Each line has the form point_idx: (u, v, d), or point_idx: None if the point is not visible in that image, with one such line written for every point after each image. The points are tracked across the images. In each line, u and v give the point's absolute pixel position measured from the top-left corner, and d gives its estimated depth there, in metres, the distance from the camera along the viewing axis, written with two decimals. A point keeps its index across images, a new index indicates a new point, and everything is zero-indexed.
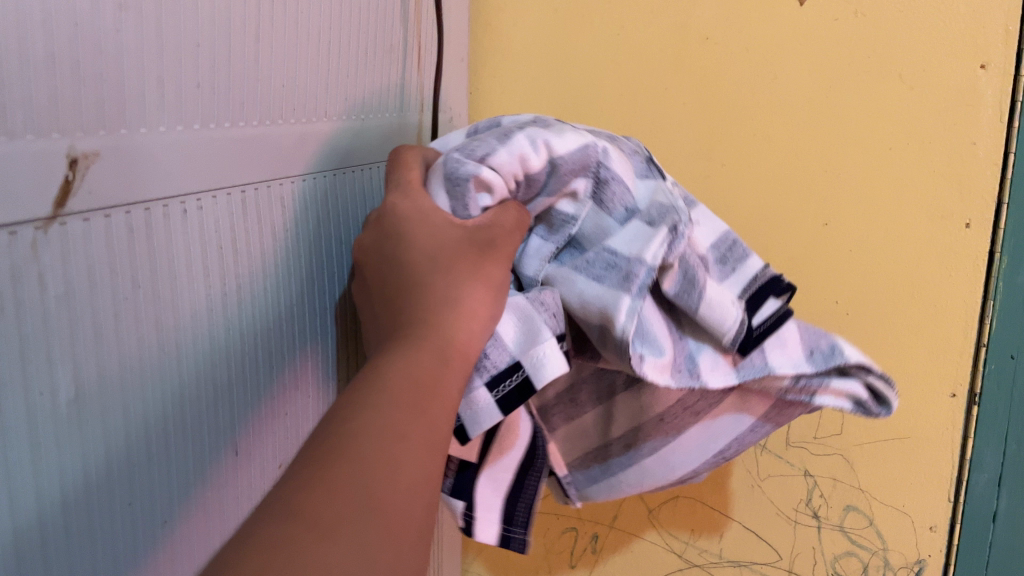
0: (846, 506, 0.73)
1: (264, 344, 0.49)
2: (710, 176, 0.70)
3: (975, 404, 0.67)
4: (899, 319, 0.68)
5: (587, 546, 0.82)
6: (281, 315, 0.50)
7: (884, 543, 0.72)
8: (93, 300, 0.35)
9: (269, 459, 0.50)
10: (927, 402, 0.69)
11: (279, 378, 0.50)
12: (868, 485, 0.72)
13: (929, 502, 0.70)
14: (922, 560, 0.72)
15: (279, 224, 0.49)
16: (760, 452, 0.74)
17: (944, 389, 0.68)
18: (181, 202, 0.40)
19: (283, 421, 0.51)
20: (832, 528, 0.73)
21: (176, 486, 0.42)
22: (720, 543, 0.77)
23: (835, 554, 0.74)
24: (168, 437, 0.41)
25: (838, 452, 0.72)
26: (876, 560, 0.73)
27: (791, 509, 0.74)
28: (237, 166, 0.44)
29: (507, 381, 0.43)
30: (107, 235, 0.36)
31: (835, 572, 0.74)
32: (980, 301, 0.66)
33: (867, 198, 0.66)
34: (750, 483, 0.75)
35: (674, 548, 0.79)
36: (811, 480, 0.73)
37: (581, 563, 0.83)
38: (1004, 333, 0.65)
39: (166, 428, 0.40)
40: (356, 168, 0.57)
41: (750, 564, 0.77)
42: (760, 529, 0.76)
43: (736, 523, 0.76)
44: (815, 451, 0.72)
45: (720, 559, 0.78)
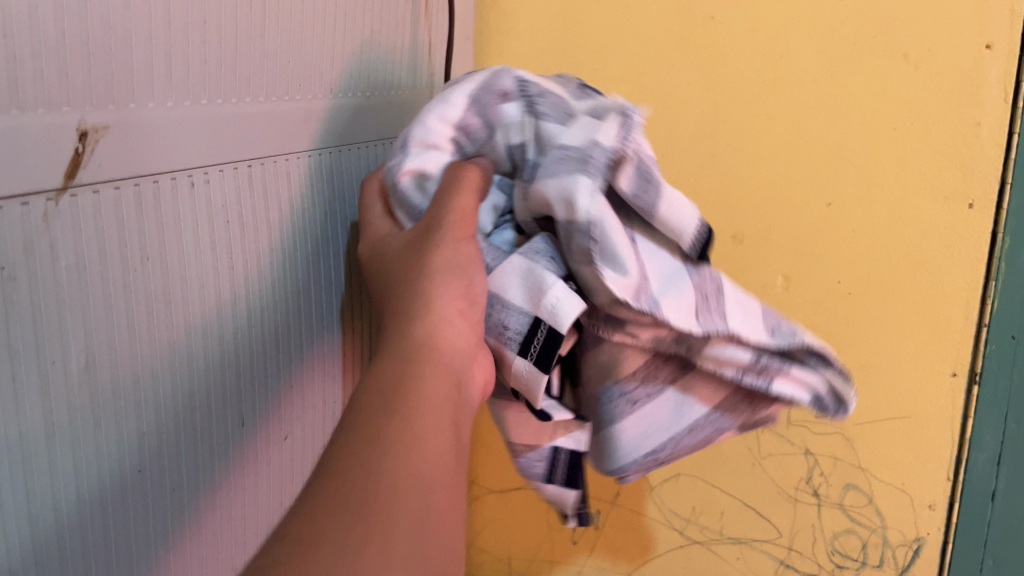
0: (846, 484, 0.73)
1: (271, 318, 0.49)
2: (713, 156, 0.70)
3: (975, 384, 0.68)
4: (901, 299, 0.68)
5: (589, 523, 0.84)
6: (289, 290, 0.51)
7: (883, 521, 0.73)
8: (103, 270, 0.36)
9: (276, 431, 0.51)
10: (928, 381, 0.69)
11: (287, 352, 0.51)
12: (868, 463, 0.72)
13: (928, 480, 0.71)
14: (921, 538, 0.72)
15: (285, 199, 0.49)
16: (762, 431, 0.75)
17: (945, 368, 0.69)
18: (188, 175, 0.41)
19: (290, 395, 0.52)
20: (832, 506, 0.74)
21: (185, 456, 0.43)
22: (721, 520, 0.78)
23: (835, 532, 0.75)
24: (176, 407, 0.42)
25: (838, 431, 0.73)
26: (875, 538, 0.74)
27: (791, 487, 0.75)
28: (243, 140, 0.44)
29: (534, 343, 0.44)
30: (116, 207, 0.36)
31: (835, 549, 0.75)
32: (982, 282, 0.66)
33: (870, 179, 0.67)
34: (750, 461, 0.76)
35: (675, 525, 0.80)
36: (811, 458, 0.74)
37: (583, 539, 0.84)
38: (1005, 313, 0.66)
39: (175, 398, 0.41)
40: (362, 144, 0.58)
41: (750, 541, 0.78)
42: (760, 507, 0.77)
43: (737, 501, 0.77)
44: (815, 430, 0.73)
45: (721, 536, 0.79)
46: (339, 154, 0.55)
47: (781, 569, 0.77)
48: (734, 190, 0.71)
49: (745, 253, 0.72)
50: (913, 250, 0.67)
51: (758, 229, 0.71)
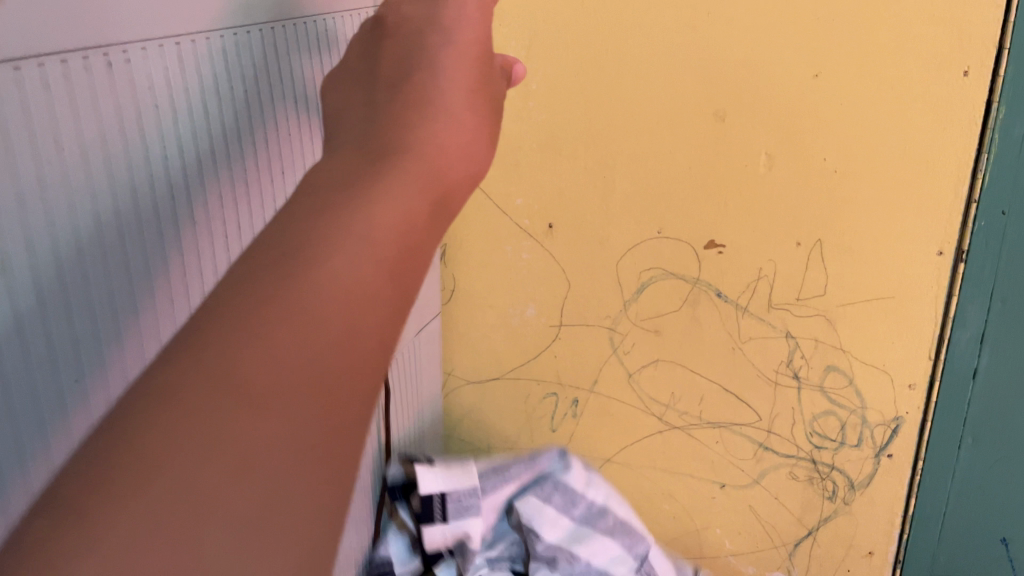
0: (828, 366, 0.72)
1: (218, 209, 0.45)
2: (694, 27, 0.65)
3: (962, 262, 0.66)
4: (888, 174, 0.65)
5: (568, 411, 0.82)
6: (242, 183, 0.47)
7: (862, 401, 0.72)
8: (11, 163, 0.32)
9: None
10: (913, 259, 0.67)
11: (240, 241, 0.48)
12: (850, 344, 0.71)
13: (909, 360, 0.70)
14: (900, 417, 0.72)
15: (228, 80, 0.44)
16: (742, 315, 0.73)
17: (932, 247, 0.66)
18: (103, 53, 0.36)
19: None
20: (812, 388, 0.73)
21: (126, 360, 0.40)
22: (701, 405, 0.77)
23: (814, 414, 0.74)
24: (113, 310, 0.39)
25: (820, 313, 0.71)
26: (853, 419, 0.73)
27: (771, 371, 0.74)
28: (169, 9, 0.40)
29: None
30: (21, 93, 0.32)
31: (814, 431, 0.75)
32: (974, 155, 0.63)
33: (860, 47, 0.62)
34: (730, 346, 0.74)
35: (653, 410, 0.79)
36: (792, 341, 0.72)
37: (563, 427, 0.83)
38: (996, 188, 0.63)
39: (110, 299, 0.38)
40: (320, 17, 0.53)
41: (730, 425, 0.77)
42: (740, 391, 0.75)
43: (716, 386, 0.76)
44: (797, 313, 0.71)
45: (700, 420, 0.78)
46: (290, 30, 0.50)
47: (760, 452, 0.77)
48: (717, 62, 0.66)
49: (727, 132, 0.68)
50: (903, 122, 0.63)
51: (741, 104, 0.67)
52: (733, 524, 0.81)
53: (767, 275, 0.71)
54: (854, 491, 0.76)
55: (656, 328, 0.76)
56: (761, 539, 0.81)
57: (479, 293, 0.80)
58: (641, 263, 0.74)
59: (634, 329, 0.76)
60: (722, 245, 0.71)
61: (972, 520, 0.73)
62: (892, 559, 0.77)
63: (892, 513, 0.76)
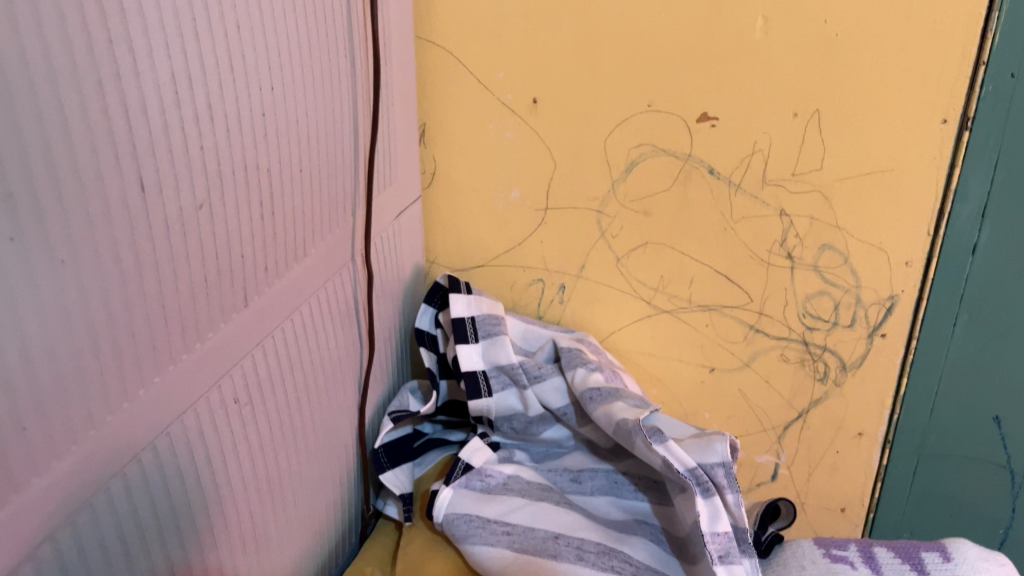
0: (822, 245, 0.70)
1: (168, 71, 0.41)
2: None
3: (966, 130, 0.63)
4: (893, 36, 0.61)
5: (555, 298, 0.80)
6: (192, 42, 0.43)
7: (857, 281, 0.70)
8: None
9: (183, 200, 0.44)
10: (915, 129, 0.64)
11: (194, 108, 0.44)
12: (845, 222, 0.68)
13: (907, 237, 0.68)
14: (895, 296, 0.70)
15: None
16: (734, 193, 0.70)
17: (935, 115, 0.63)
18: None
19: (198, 163, 0.45)
20: (806, 268, 0.71)
21: (78, 236, 0.37)
22: (691, 288, 0.75)
23: (807, 294, 0.72)
24: (61, 184, 0.35)
25: (816, 189, 0.68)
26: (847, 299, 0.71)
27: (764, 251, 0.71)
28: None
29: None
30: None
31: (806, 312, 0.73)
32: (985, 13, 0.59)
33: None
34: (722, 227, 0.71)
35: (642, 295, 0.77)
36: (786, 219, 0.70)
37: (549, 314, 0.81)
38: (1007, 49, 0.59)
39: (56, 171, 0.35)
40: None
41: (721, 308, 0.75)
42: (732, 273, 0.73)
43: (706, 268, 0.74)
44: (792, 190, 0.68)
45: (690, 304, 0.76)
46: None
47: (751, 335, 0.75)
48: None
49: None
50: None
51: None
52: (722, 409, 0.80)
53: (762, 149, 0.68)
54: (845, 372, 0.75)
55: (645, 209, 0.73)
56: (750, 422, 0.80)
57: (460, 175, 0.76)
58: (629, 139, 0.70)
59: (623, 210, 0.73)
60: (716, 118, 0.67)
61: (963, 399, 0.73)
62: (881, 440, 0.77)
63: (883, 395, 0.75)
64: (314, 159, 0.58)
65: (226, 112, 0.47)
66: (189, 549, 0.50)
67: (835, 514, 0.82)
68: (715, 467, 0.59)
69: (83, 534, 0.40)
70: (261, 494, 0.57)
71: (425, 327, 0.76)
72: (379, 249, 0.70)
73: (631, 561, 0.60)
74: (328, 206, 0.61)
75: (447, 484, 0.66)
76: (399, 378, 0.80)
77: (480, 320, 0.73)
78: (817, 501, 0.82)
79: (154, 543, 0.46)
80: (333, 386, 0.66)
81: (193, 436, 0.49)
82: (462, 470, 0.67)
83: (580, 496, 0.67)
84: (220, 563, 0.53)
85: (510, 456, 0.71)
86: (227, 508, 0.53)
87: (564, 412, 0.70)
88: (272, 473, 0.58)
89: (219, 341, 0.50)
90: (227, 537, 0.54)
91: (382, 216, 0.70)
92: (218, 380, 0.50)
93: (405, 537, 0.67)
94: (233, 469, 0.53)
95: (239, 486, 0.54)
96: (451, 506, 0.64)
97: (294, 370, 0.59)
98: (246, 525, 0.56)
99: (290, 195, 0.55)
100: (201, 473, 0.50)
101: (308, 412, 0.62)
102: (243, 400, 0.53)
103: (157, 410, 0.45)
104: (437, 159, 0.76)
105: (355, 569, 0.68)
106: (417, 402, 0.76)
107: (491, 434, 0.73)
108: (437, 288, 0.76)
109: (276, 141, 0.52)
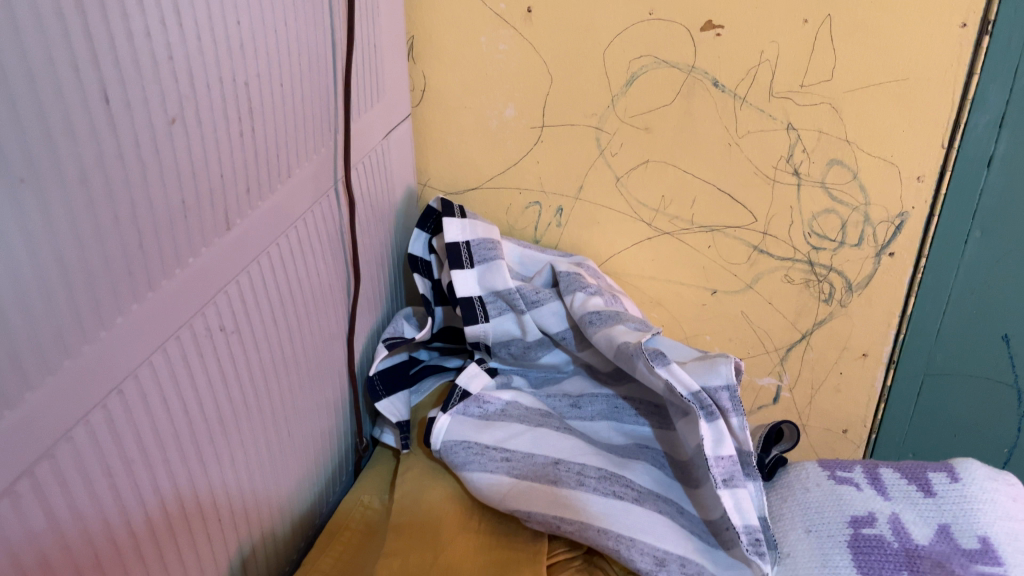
0: (830, 161, 0.67)
1: None
2: None
3: (987, 34, 0.59)
4: None
5: (552, 221, 0.77)
6: None
7: (865, 198, 0.68)
8: None
9: (154, 115, 0.41)
10: (932, 35, 0.60)
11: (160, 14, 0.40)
12: (855, 136, 0.66)
13: (919, 150, 0.65)
14: (905, 212, 0.68)
15: None
16: (740, 107, 0.67)
17: (954, 20, 0.59)
18: None
19: (168, 74, 0.42)
20: (813, 185, 0.68)
21: (38, 155, 0.34)
22: (693, 209, 0.73)
23: (814, 213, 0.70)
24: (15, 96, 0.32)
25: (826, 102, 0.65)
26: (856, 217, 0.69)
27: (770, 168, 0.69)
28: None
29: None
30: None
31: (813, 231, 0.71)
32: None
33: None
34: (726, 143, 0.68)
35: (642, 216, 0.74)
36: (794, 134, 0.67)
37: (546, 238, 0.79)
38: None
39: (8, 82, 0.32)
40: None
41: (723, 229, 0.73)
42: (735, 191, 0.71)
43: (709, 187, 0.71)
44: (800, 102, 0.65)
45: (692, 225, 0.73)
46: None
47: (754, 256, 0.73)
48: None
49: None
50: None
51: None
52: (724, 332, 0.79)
53: (770, 59, 0.64)
54: (851, 293, 0.73)
55: (646, 126, 0.70)
56: (752, 345, 0.79)
57: (452, 92, 0.73)
58: (630, 52, 0.67)
59: (623, 128, 0.70)
60: (721, 27, 0.64)
61: (971, 318, 0.71)
62: (886, 361, 0.76)
63: (889, 315, 0.73)
64: (296, 73, 0.54)
65: (196, 17, 0.43)
66: (180, 481, 0.48)
67: (837, 436, 0.82)
68: (718, 390, 0.58)
69: (66, 468, 0.39)
70: (253, 424, 0.55)
71: (419, 253, 0.73)
72: (368, 170, 0.67)
73: (633, 486, 0.58)
74: (313, 124, 0.58)
75: (445, 411, 0.64)
76: (393, 305, 0.78)
77: (475, 245, 0.70)
78: (819, 423, 0.81)
79: (142, 475, 0.45)
80: (325, 313, 0.64)
81: (178, 366, 0.47)
82: (459, 397, 0.65)
83: (581, 420, 0.66)
84: (213, 494, 0.52)
85: (508, 381, 0.70)
86: (218, 439, 0.52)
87: (563, 337, 0.69)
88: (264, 403, 0.57)
89: (202, 267, 0.47)
90: (220, 468, 0.52)
91: (371, 135, 0.67)
92: (202, 307, 0.48)
93: (403, 466, 0.66)
94: (223, 399, 0.52)
95: (229, 415, 0.53)
96: (449, 433, 0.63)
97: (283, 297, 0.57)
98: (239, 455, 0.54)
99: (270, 111, 0.52)
100: (188, 404, 0.48)
101: (299, 340, 0.60)
102: (230, 329, 0.51)
103: (138, 340, 0.43)
104: (427, 75, 0.72)
105: (353, 498, 0.67)
106: (412, 328, 0.74)
107: (488, 360, 0.72)
108: (430, 211, 0.73)
109: (253, 52, 0.49)
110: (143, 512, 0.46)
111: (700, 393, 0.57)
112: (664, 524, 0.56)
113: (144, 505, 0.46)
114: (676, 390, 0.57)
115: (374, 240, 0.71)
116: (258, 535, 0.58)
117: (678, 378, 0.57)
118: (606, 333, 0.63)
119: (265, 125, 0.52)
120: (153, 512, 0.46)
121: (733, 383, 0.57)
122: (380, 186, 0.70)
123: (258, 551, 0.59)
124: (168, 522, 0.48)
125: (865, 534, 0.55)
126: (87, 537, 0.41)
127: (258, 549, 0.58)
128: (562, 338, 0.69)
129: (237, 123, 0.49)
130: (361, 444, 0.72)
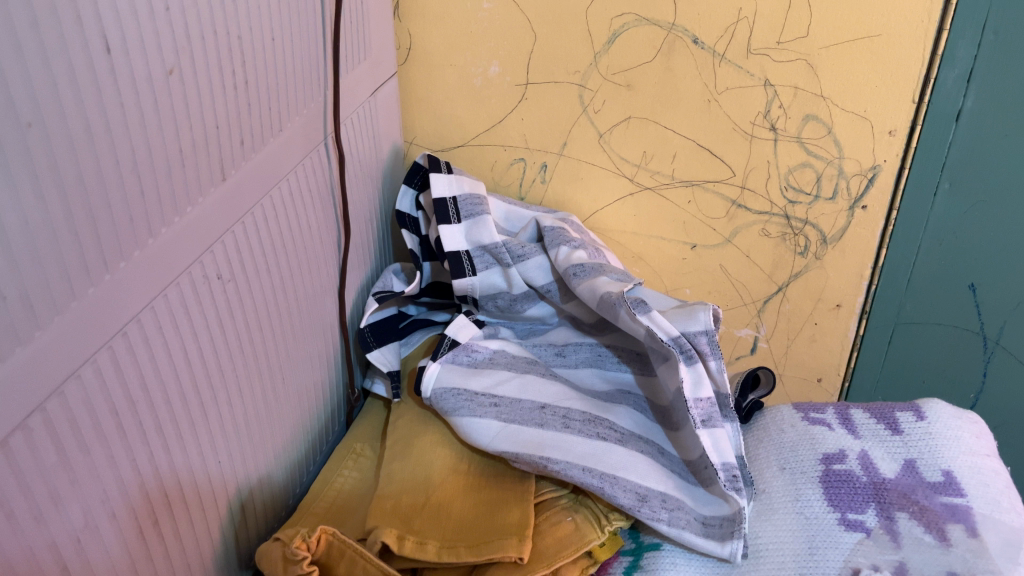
0: (806, 116, 0.69)
1: None
2: None
3: None
4: None
5: (536, 178, 0.79)
6: None
7: (840, 152, 0.70)
8: None
9: (152, 64, 0.43)
10: None
11: None
12: (830, 91, 0.68)
13: (892, 104, 0.67)
14: (877, 166, 0.70)
15: None
16: (719, 63, 0.68)
17: None
18: None
19: (165, 27, 0.43)
20: (789, 140, 0.71)
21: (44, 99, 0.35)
22: (673, 164, 0.75)
23: (790, 166, 0.72)
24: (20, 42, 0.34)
25: (802, 58, 0.67)
26: (830, 170, 0.71)
27: (747, 124, 0.71)
28: None
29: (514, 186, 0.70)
30: None
31: (790, 185, 0.73)
32: None
33: None
34: (705, 100, 0.70)
35: (625, 173, 0.76)
36: (771, 91, 0.69)
37: (531, 194, 0.81)
38: None
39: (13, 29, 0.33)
40: None
41: (703, 183, 0.75)
42: (714, 147, 0.73)
43: (689, 143, 0.73)
44: (777, 58, 0.67)
45: (672, 180, 0.75)
46: None
47: (733, 211, 0.76)
48: None
49: None
50: None
51: None
52: (703, 285, 0.81)
53: (748, 17, 0.66)
54: (825, 246, 0.75)
55: (628, 82, 0.71)
56: (730, 297, 0.81)
57: (437, 50, 0.74)
58: (612, 9, 0.68)
59: (605, 85, 0.72)
60: None
61: (939, 268, 0.74)
62: (858, 311, 0.79)
63: (862, 266, 0.76)
64: (286, 27, 0.55)
65: None
66: (181, 424, 0.50)
67: (812, 384, 0.85)
68: (698, 335, 0.60)
69: (74, 406, 0.41)
70: (249, 371, 0.57)
71: (406, 209, 0.75)
72: (355, 126, 0.69)
73: (616, 428, 0.61)
74: (303, 78, 0.59)
75: (435, 360, 0.66)
76: (381, 262, 0.80)
77: (462, 201, 0.72)
78: (795, 372, 0.84)
79: (146, 415, 0.47)
80: (316, 267, 0.65)
81: (178, 312, 0.48)
82: (448, 347, 0.68)
83: (566, 368, 0.69)
84: (212, 437, 0.54)
85: (495, 332, 0.72)
86: (216, 384, 0.54)
87: (548, 289, 0.71)
88: (260, 352, 0.59)
89: (199, 216, 0.49)
90: (218, 413, 0.54)
91: (357, 92, 0.68)
92: (200, 255, 0.50)
93: (394, 414, 0.68)
94: (220, 346, 0.53)
95: (226, 362, 0.55)
96: (438, 381, 0.65)
97: (276, 249, 0.59)
98: (236, 401, 0.56)
99: (261, 64, 0.53)
100: (188, 348, 0.50)
101: (291, 292, 0.62)
102: (226, 278, 0.53)
103: (139, 285, 0.44)
104: (412, 33, 0.74)
105: (345, 447, 0.69)
106: (401, 283, 0.76)
107: (475, 313, 0.74)
108: (417, 168, 0.74)
109: (244, 6, 0.50)
110: (147, 452, 0.48)
111: (676, 336, 0.59)
112: (645, 463, 0.59)
113: (148, 445, 0.48)
114: (656, 334, 0.59)
115: (361, 196, 0.72)
116: (255, 480, 0.60)
117: (658, 323, 0.60)
118: (593, 282, 0.65)
119: (256, 79, 0.53)
120: (156, 452, 0.48)
121: (712, 330, 0.60)
122: (366, 144, 0.72)
123: (256, 496, 0.61)
124: (170, 463, 0.50)
125: (836, 469, 0.58)
126: (94, 472, 0.43)
127: (257, 494, 0.61)
128: (546, 291, 0.71)
129: (229, 76, 0.50)
130: (352, 395, 0.74)
